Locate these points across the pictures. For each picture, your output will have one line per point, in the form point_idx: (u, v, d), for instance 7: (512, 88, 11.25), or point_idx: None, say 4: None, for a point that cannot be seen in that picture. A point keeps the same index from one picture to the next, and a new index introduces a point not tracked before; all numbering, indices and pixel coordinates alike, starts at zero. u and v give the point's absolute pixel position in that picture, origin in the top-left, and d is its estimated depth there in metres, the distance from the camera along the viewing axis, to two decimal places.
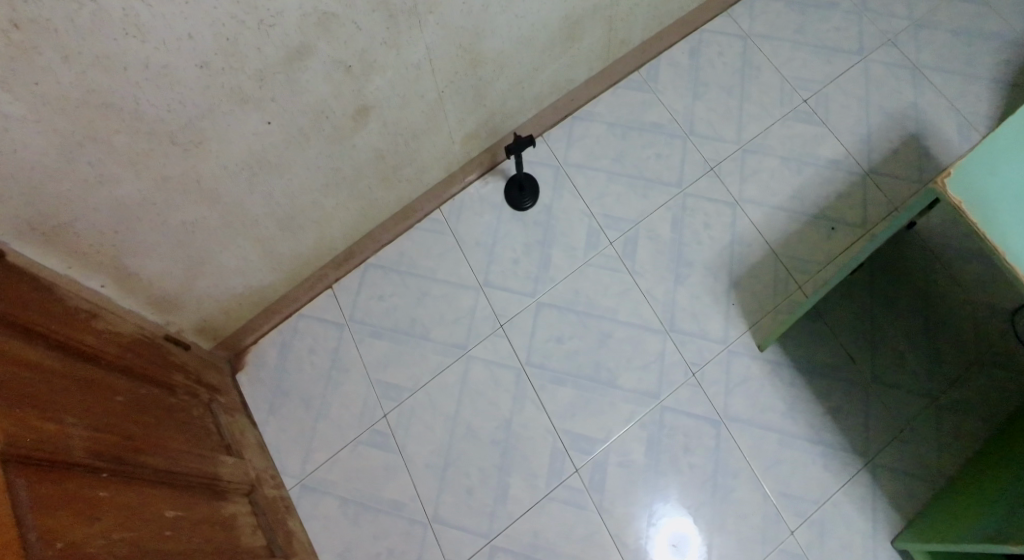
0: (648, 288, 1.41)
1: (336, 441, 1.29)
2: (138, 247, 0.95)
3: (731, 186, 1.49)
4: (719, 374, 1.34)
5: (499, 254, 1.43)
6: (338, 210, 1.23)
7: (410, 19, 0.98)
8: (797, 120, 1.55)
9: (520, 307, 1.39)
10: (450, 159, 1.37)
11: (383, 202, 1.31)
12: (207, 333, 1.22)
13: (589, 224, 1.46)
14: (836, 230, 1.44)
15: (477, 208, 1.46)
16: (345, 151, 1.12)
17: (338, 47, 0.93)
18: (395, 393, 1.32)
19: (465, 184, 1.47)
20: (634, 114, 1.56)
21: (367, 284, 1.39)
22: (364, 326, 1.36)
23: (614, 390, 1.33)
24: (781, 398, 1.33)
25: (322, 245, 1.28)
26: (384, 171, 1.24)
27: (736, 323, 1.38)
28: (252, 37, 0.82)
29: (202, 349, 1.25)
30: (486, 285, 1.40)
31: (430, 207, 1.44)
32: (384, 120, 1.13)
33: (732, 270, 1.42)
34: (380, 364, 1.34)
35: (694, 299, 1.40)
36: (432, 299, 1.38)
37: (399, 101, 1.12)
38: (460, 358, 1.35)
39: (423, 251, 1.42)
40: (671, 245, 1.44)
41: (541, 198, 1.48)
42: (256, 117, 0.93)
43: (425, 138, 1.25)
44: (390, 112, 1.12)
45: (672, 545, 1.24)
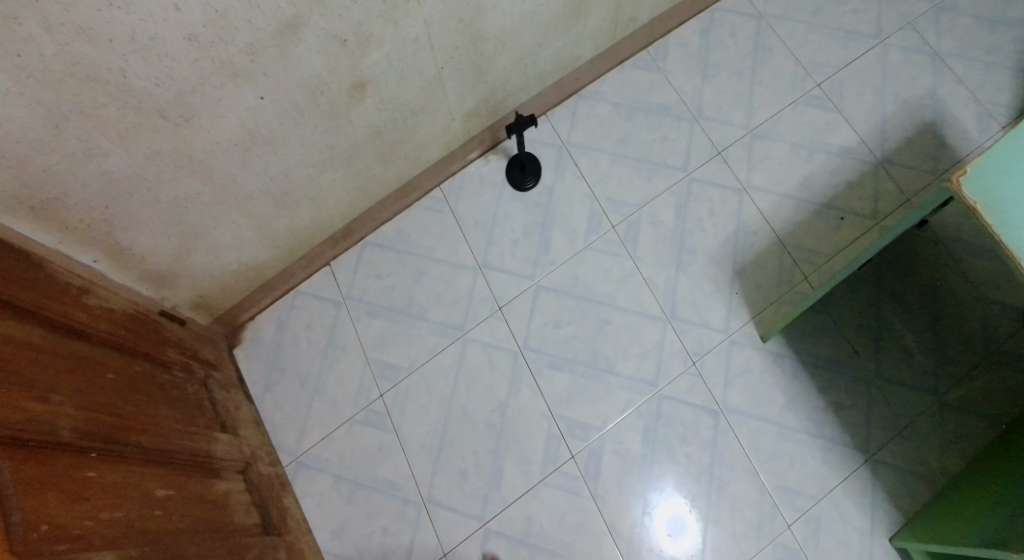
0: (649, 274, 1.39)
1: (331, 420, 1.29)
2: (130, 223, 0.93)
3: (738, 172, 1.46)
4: (719, 364, 1.33)
5: (499, 236, 1.41)
6: (337, 188, 1.21)
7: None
8: (808, 104, 1.51)
9: (519, 290, 1.37)
10: (451, 137, 1.34)
11: (382, 180, 1.29)
12: (203, 309, 1.22)
13: (592, 207, 1.43)
14: (844, 221, 1.41)
15: (477, 188, 1.43)
16: (343, 128, 1.09)
17: (332, 20, 0.91)
18: (391, 373, 1.31)
19: (466, 162, 1.44)
20: (641, 95, 1.52)
21: (365, 262, 1.37)
22: (361, 305, 1.35)
23: (611, 377, 1.32)
24: (781, 390, 1.32)
25: (321, 222, 1.27)
26: (383, 149, 1.22)
27: (738, 312, 1.36)
28: (242, 9, 0.80)
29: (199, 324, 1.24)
30: (485, 267, 1.38)
31: (430, 185, 1.42)
32: (383, 97, 1.10)
33: (736, 258, 1.40)
34: (376, 343, 1.33)
35: (696, 287, 1.38)
36: (430, 279, 1.37)
37: (398, 78, 1.09)
38: (457, 340, 1.34)
39: (423, 231, 1.40)
40: (674, 231, 1.42)
41: (544, 179, 1.45)
42: (249, 92, 0.91)
43: (426, 115, 1.22)
44: (388, 89, 1.10)
45: (670, 528, 1.25)
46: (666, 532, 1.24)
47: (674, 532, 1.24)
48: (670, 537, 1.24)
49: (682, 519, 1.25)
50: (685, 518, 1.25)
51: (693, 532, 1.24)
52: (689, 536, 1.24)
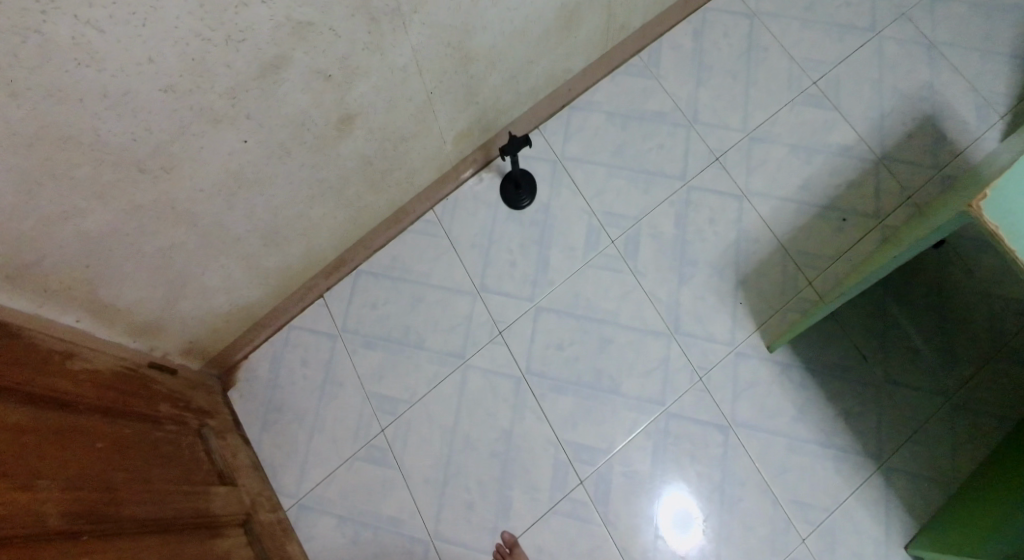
0: (651, 288, 1.35)
1: (331, 457, 1.25)
2: (112, 277, 0.88)
3: (737, 177, 1.43)
4: (726, 378, 1.29)
5: (495, 256, 1.37)
6: (328, 221, 1.17)
7: (394, 20, 0.91)
8: (806, 105, 1.48)
9: (519, 312, 1.33)
10: (443, 158, 1.31)
11: (372, 207, 1.25)
12: (195, 353, 1.17)
13: (590, 222, 1.40)
14: (846, 222, 1.39)
15: (471, 207, 1.40)
16: (330, 161, 1.05)
17: (315, 56, 0.86)
18: (391, 406, 1.27)
19: (459, 182, 1.41)
20: (635, 102, 1.48)
21: (360, 291, 1.34)
22: (357, 336, 1.31)
23: (616, 397, 1.29)
24: (790, 401, 1.28)
25: (313, 256, 1.22)
26: (374, 178, 1.17)
27: (743, 323, 1.33)
28: (220, 54, 0.75)
29: (191, 369, 1.20)
30: (483, 290, 1.35)
31: (423, 207, 1.39)
32: (372, 127, 1.06)
33: (739, 267, 1.37)
34: (375, 375, 1.29)
35: (699, 299, 1.35)
36: (426, 306, 1.33)
37: (386, 108, 1.05)
38: (458, 368, 1.30)
39: (417, 256, 1.36)
40: (674, 243, 1.38)
41: (539, 195, 1.42)
42: (231, 136, 0.86)
43: (415, 141, 1.18)
44: (377, 119, 1.06)
45: (677, 517, 1.22)
46: (671, 517, 1.22)
47: (678, 524, 1.22)
48: (671, 526, 1.22)
49: (691, 517, 1.22)
50: (696, 518, 1.22)
51: (698, 534, 1.22)
52: (692, 535, 1.21)
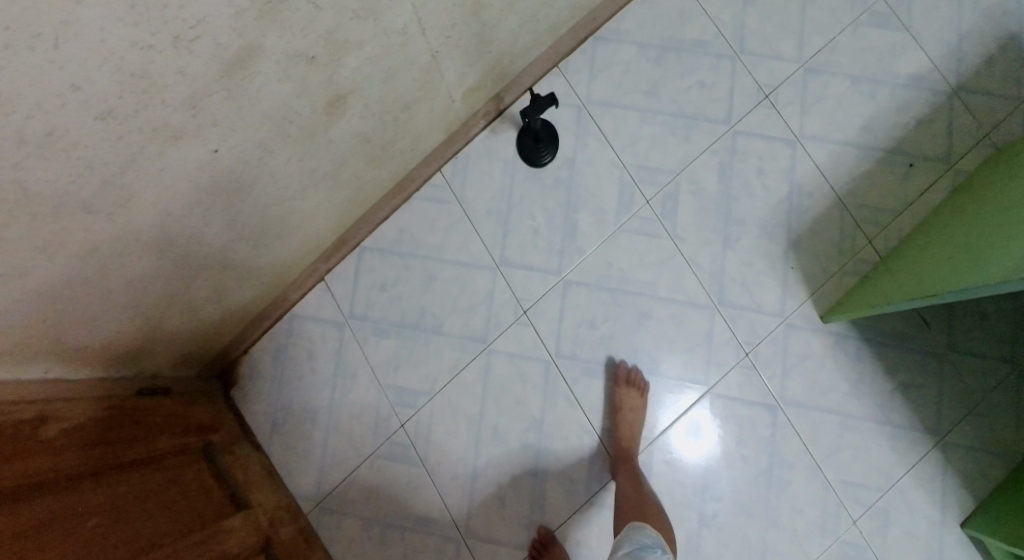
0: (692, 254, 1.21)
1: (351, 456, 1.22)
2: (78, 323, 0.76)
3: (790, 118, 1.24)
4: (774, 353, 1.17)
5: (515, 225, 1.26)
6: (326, 206, 1.06)
7: None
8: (871, 25, 1.26)
9: (545, 288, 1.23)
10: (451, 117, 1.17)
11: (372, 184, 1.13)
12: (188, 363, 1.12)
13: (622, 179, 1.26)
14: (914, 167, 1.20)
15: (484, 166, 1.28)
16: (323, 148, 0.91)
17: (293, 38, 0.69)
18: (410, 399, 1.22)
19: (469, 137, 1.28)
20: (670, 30, 1.29)
21: (365, 271, 1.26)
22: (365, 324, 1.25)
23: (655, 378, 1.18)
24: (844, 375, 1.16)
25: (307, 246, 1.12)
26: (373, 153, 1.05)
27: (795, 291, 1.18)
28: (169, 60, 0.58)
29: (188, 378, 1.15)
30: (503, 264, 1.25)
31: (429, 170, 1.27)
32: (361, 96, 0.89)
33: (791, 227, 1.20)
34: (389, 366, 1.24)
35: (746, 265, 1.20)
36: (441, 284, 1.25)
37: (374, 77, 0.88)
38: (480, 353, 1.22)
39: (427, 228, 1.27)
40: (718, 200, 1.23)
41: (562, 149, 1.27)
42: (198, 149, 0.69)
43: (414, 109, 1.04)
44: (372, 91, 0.90)
45: (692, 435, 1.17)
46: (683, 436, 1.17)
47: (695, 438, 1.16)
48: (684, 434, 1.17)
49: (702, 425, 1.17)
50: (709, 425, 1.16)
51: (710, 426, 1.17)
52: (707, 434, 1.16)
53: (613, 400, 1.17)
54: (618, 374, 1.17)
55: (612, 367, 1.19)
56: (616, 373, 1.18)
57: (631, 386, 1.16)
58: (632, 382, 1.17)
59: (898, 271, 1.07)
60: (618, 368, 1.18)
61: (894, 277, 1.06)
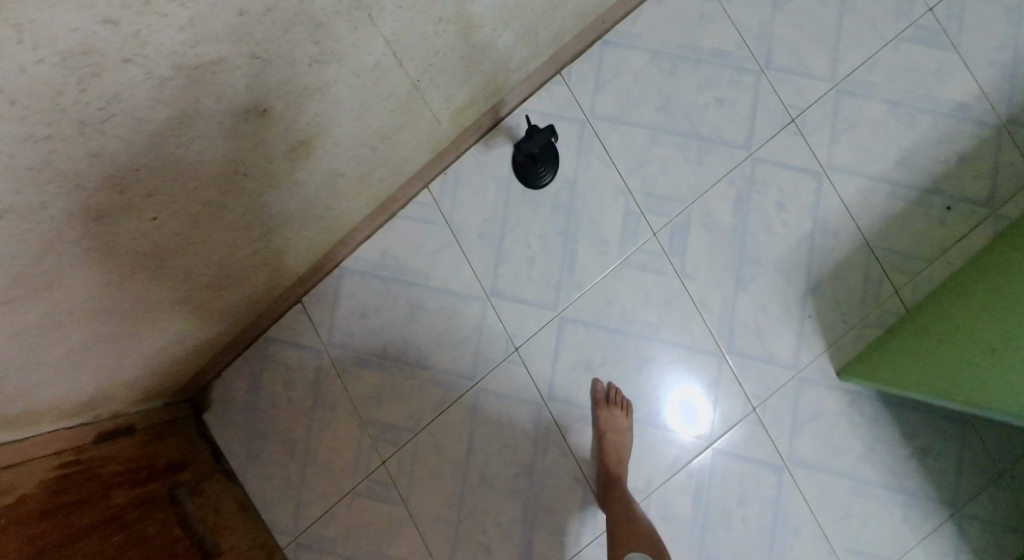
0: (700, 295, 1.13)
1: (329, 489, 1.19)
2: (15, 396, 0.72)
3: (817, 146, 1.13)
4: (785, 409, 1.10)
5: (508, 253, 1.18)
6: (298, 240, 0.99)
7: (351, 17, 0.63)
8: (915, 41, 1.13)
9: (540, 323, 1.16)
10: (439, 137, 1.08)
11: (350, 212, 1.05)
12: (154, 395, 1.09)
13: (627, 207, 1.16)
14: (951, 211, 1.09)
15: (476, 184, 1.19)
16: (290, 189, 0.83)
17: (236, 97, 0.59)
18: (392, 436, 1.18)
19: (459, 151, 1.18)
20: (687, 37, 1.16)
21: (345, 294, 1.20)
22: (346, 353, 1.20)
23: (653, 428, 1.12)
24: (860, 437, 1.09)
25: (275, 278, 1.06)
26: (349, 183, 0.96)
27: (811, 342, 1.11)
28: (75, 146, 0.49)
29: (156, 408, 1.12)
30: (494, 295, 1.18)
31: (413, 190, 1.19)
32: (331, 136, 0.80)
33: (812, 270, 1.11)
34: (371, 399, 1.19)
35: (759, 310, 1.11)
36: (427, 313, 1.19)
37: (345, 115, 0.78)
38: (469, 391, 1.17)
39: (414, 250, 1.19)
40: (732, 235, 1.13)
41: (562, 169, 1.17)
42: (131, 218, 0.62)
43: (396, 137, 0.95)
44: (344, 128, 0.81)
45: (690, 417, 1.12)
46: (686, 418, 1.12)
47: (691, 416, 1.11)
48: (683, 418, 1.12)
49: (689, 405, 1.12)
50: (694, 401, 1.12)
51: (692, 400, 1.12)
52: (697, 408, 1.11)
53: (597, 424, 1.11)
54: (597, 395, 1.12)
55: (593, 388, 1.14)
56: (596, 395, 1.12)
57: (613, 406, 1.11)
58: (614, 404, 1.11)
59: (909, 338, 0.99)
60: (597, 388, 1.13)
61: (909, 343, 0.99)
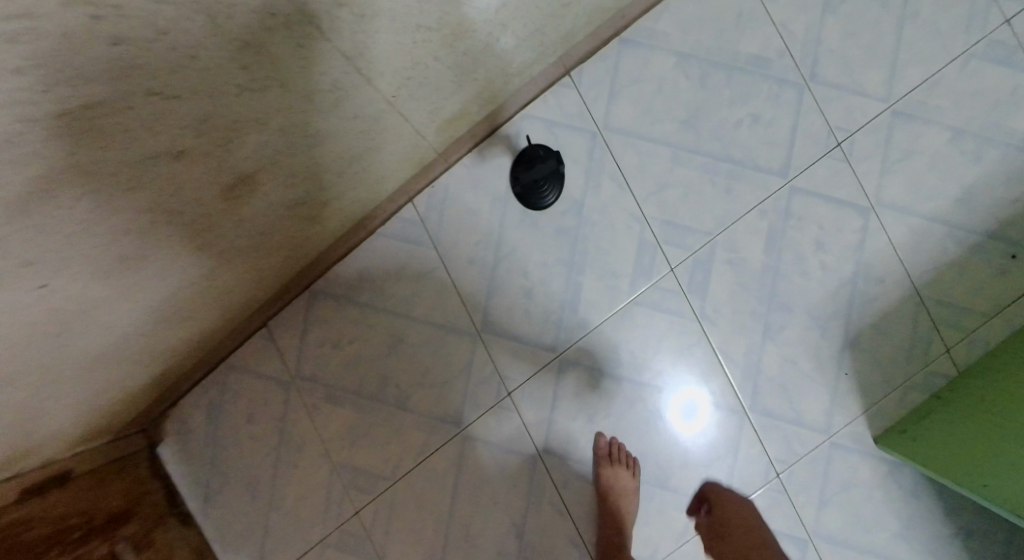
0: (722, 343, 1.00)
1: (295, 537, 1.07)
2: None
3: (866, 177, 0.99)
4: (812, 478, 0.98)
5: (504, 283, 1.04)
6: (252, 272, 0.85)
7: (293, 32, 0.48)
8: (986, 59, 0.99)
9: (538, 365, 1.03)
10: (426, 151, 0.92)
11: (319, 234, 0.91)
12: (100, 433, 0.96)
13: (642, 237, 1.02)
14: (1016, 260, 0.97)
15: (468, 202, 1.04)
16: (235, 225, 0.69)
17: (136, 139, 0.45)
18: (367, 483, 1.06)
19: (449, 162, 1.04)
20: (720, 40, 1.01)
21: (316, 321, 1.07)
22: (316, 388, 1.07)
23: (664, 492, 1.01)
24: (895, 511, 0.97)
25: (228, 309, 0.92)
26: (313, 210, 0.82)
27: (847, 404, 0.98)
28: None
29: (103, 446, 0.99)
30: (484, 330, 1.04)
31: (397, 204, 1.04)
32: (279, 168, 0.65)
33: (851, 320, 0.99)
34: (344, 441, 1.06)
35: (788, 362, 0.99)
36: (408, 348, 1.05)
37: (297, 144, 0.64)
38: (454, 438, 1.04)
39: (396, 275, 1.05)
40: (762, 277, 0.99)
41: (568, 190, 1.02)
42: (14, 291, 0.48)
43: (366, 159, 0.80)
44: (299, 157, 0.66)
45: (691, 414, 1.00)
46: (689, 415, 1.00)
47: (691, 413, 1.00)
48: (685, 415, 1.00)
49: (688, 403, 1.00)
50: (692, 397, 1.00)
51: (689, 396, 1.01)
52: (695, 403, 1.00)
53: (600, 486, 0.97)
54: (599, 450, 0.99)
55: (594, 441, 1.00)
56: (597, 451, 0.99)
57: (617, 465, 0.97)
58: (617, 462, 0.98)
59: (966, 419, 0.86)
60: (599, 442, 1.00)
61: (964, 422, 0.86)
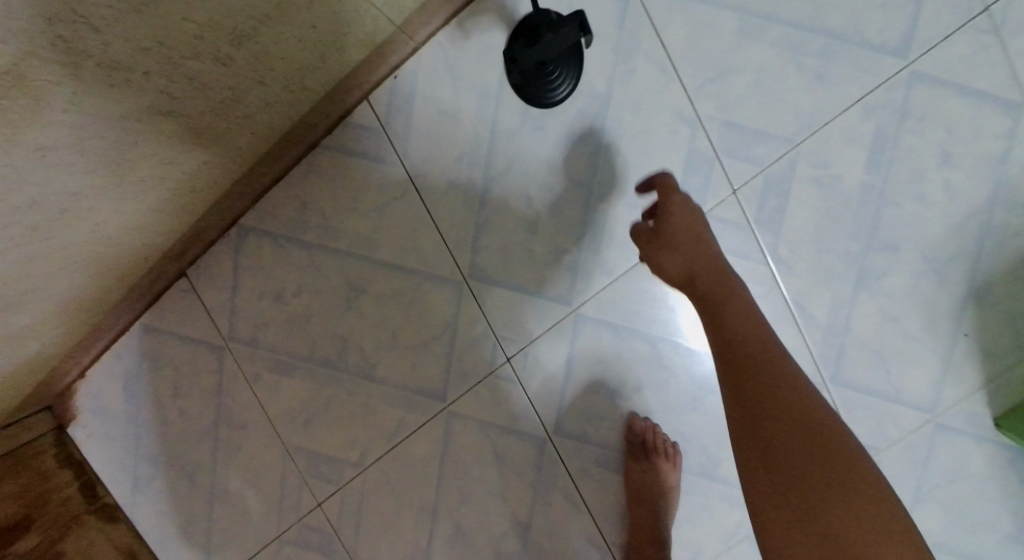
0: (799, 294, 0.73)
1: (246, 532, 0.86)
2: None
3: (1018, 57, 0.69)
4: (908, 469, 0.74)
5: (498, 214, 0.76)
6: (116, 220, 0.57)
7: None
8: None
9: (547, 323, 0.77)
10: (375, 22, 0.62)
11: (225, 153, 0.62)
12: None
13: (692, 148, 0.72)
14: None
15: (447, 100, 0.74)
16: (37, 156, 0.41)
17: None
18: (329, 470, 0.83)
19: (416, 43, 0.73)
20: None
21: (248, 267, 0.80)
22: (257, 354, 0.82)
23: (711, 482, 0.78)
24: (1015, 512, 0.74)
25: (109, 267, 0.65)
26: (195, 121, 0.53)
27: (961, 374, 0.73)
28: None
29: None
30: (473, 278, 0.77)
31: (346, 106, 0.74)
32: (72, 56, 0.36)
33: (978, 262, 0.72)
34: (296, 419, 0.82)
35: (887, 320, 0.73)
36: (371, 301, 0.79)
37: (94, 7, 0.34)
38: (436, 417, 0.79)
39: (350, 204, 0.77)
40: (859, 203, 0.72)
41: (587, 81, 0.72)
42: None
43: (265, 37, 0.49)
44: (114, 28, 0.36)
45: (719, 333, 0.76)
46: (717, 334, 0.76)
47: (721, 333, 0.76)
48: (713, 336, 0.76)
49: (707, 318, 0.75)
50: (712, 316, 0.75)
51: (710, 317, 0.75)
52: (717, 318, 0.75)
53: (636, 481, 0.76)
54: (634, 439, 0.76)
55: (629, 427, 0.77)
56: (632, 441, 0.76)
57: (657, 458, 0.75)
58: (657, 454, 0.75)
59: None
60: (634, 429, 0.77)
61: None
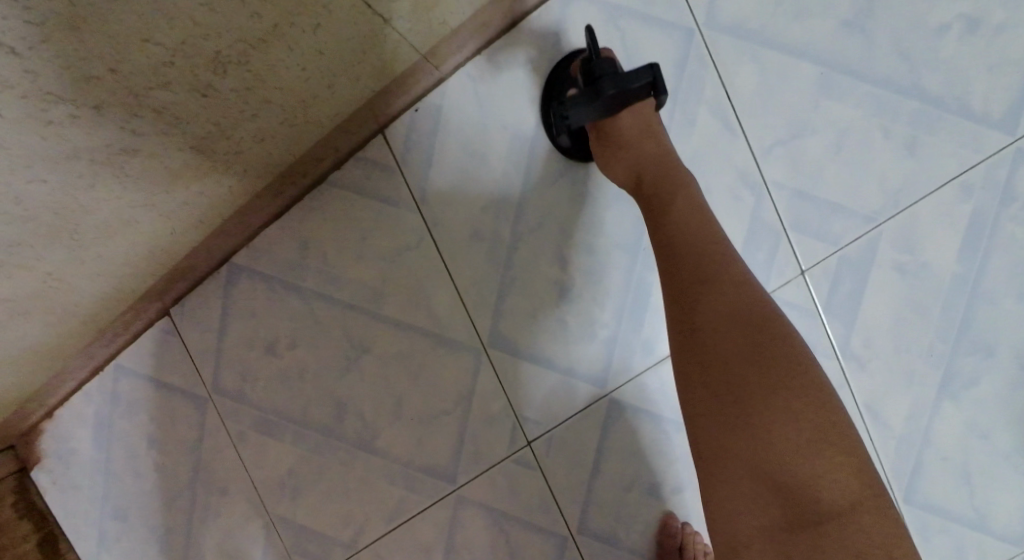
0: (875, 396, 0.62)
1: None
2: None
3: None
4: None
5: (530, 275, 0.66)
6: (73, 268, 0.48)
7: None
8: None
9: (577, 405, 0.67)
10: (397, 47, 0.53)
11: (212, 188, 0.53)
12: None
13: (758, 217, 0.62)
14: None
15: (477, 141, 0.65)
16: None
17: None
18: (313, 553, 0.72)
19: (442, 75, 0.64)
20: None
21: (238, 314, 0.70)
22: (240, 412, 0.71)
23: None
24: None
25: (74, 308, 0.55)
26: (170, 154, 0.43)
27: None
28: None
29: None
30: (495, 347, 0.67)
31: (356, 140, 0.65)
32: None
33: None
34: (280, 490, 0.72)
35: (977, 433, 0.62)
36: (377, 361, 0.69)
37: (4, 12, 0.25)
38: (443, 499, 0.69)
39: (360, 251, 0.68)
40: (950, 296, 0.61)
41: None
42: None
43: (262, 60, 0.40)
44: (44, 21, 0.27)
45: None
46: None
47: None
48: None
49: None
50: None
51: None
52: None
53: None
54: (667, 547, 0.66)
55: (661, 532, 0.67)
56: (665, 548, 0.66)
57: None
58: None
59: None
60: (668, 534, 0.66)
61: None
